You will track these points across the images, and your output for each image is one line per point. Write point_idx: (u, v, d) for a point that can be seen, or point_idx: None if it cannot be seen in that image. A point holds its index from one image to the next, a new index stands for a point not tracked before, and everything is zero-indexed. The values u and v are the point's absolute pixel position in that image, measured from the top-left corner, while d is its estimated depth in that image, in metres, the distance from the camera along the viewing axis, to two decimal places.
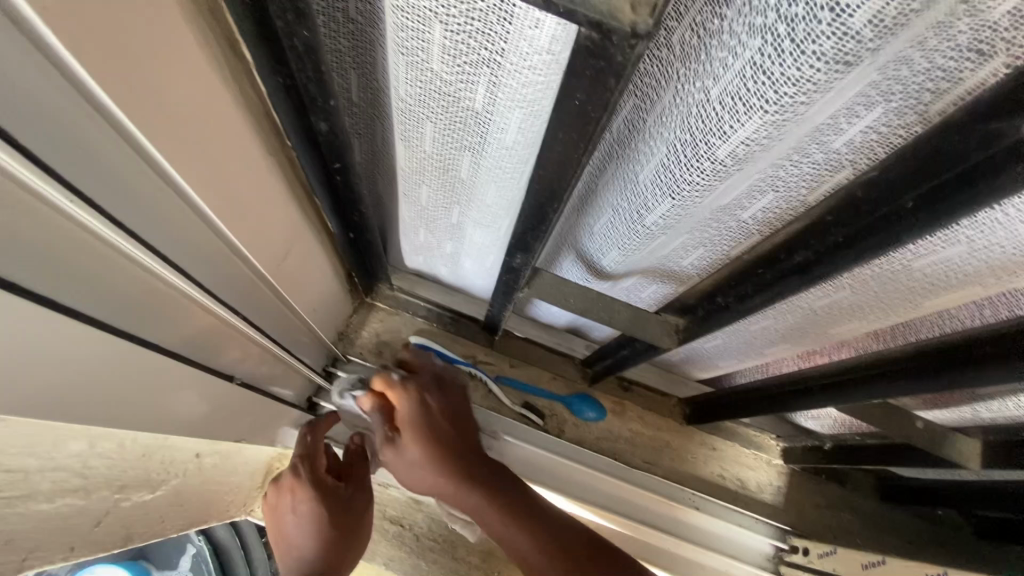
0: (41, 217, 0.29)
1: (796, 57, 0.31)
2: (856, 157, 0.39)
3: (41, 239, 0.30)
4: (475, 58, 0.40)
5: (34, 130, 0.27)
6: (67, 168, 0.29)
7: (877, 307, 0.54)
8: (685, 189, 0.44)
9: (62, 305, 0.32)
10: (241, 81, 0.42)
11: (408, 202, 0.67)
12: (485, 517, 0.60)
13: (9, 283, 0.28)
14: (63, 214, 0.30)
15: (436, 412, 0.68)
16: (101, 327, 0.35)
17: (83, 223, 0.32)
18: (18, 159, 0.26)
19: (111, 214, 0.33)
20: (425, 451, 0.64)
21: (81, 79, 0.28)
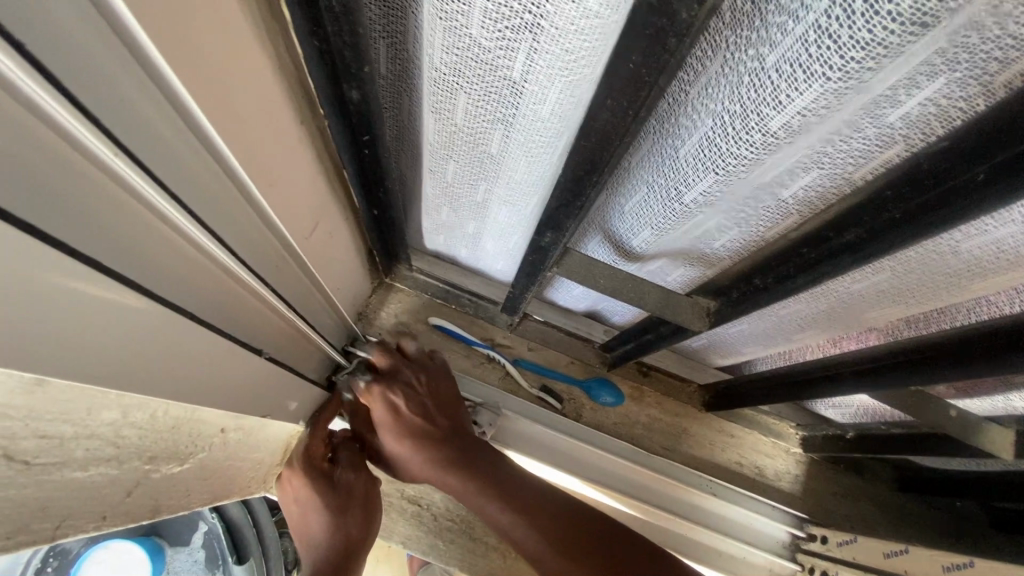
0: (84, 174, 0.28)
1: (868, 18, 0.29)
2: (909, 132, 0.37)
3: (86, 199, 0.29)
4: (517, 23, 0.39)
5: (83, 79, 0.26)
6: (113, 119, 0.28)
7: (915, 291, 0.53)
8: (731, 164, 0.43)
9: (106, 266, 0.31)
10: (277, 45, 0.41)
11: (434, 178, 0.66)
12: (471, 503, 0.65)
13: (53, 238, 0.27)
14: (103, 170, 0.29)
15: (407, 414, 0.69)
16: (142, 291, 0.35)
17: (124, 182, 0.31)
18: (67, 109, 0.25)
19: (154, 172, 0.32)
20: (407, 453, 0.68)
21: (124, 25, 0.27)
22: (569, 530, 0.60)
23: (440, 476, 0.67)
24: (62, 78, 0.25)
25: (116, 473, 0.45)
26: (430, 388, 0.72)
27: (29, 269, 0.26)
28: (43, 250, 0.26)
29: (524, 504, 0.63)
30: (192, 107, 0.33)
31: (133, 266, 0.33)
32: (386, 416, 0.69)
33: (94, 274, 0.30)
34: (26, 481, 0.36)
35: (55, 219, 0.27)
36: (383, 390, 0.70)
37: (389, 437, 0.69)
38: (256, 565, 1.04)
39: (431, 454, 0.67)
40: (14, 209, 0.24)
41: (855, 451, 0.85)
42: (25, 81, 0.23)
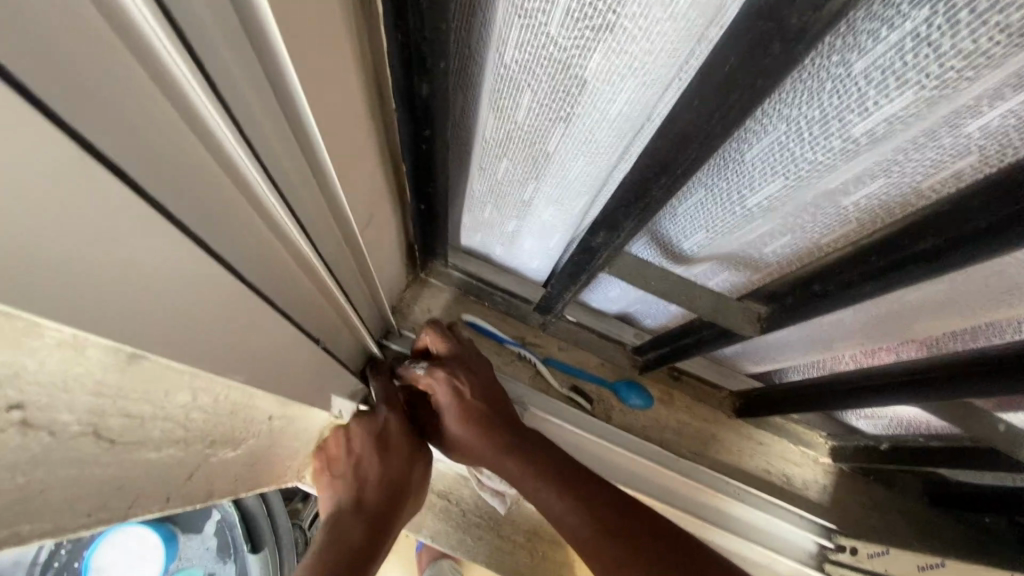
0: (191, 148, 0.29)
1: (973, 28, 0.29)
2: (988, 144, 0.37)
3: (189, 174, 0.30)
4: (598, 23, 0.39)
5: (215, 61, 0.27)
6: (231, 100, 0.30)
7: (972, 303, 0.52)
8: (804, 169, 0.43)
9: (202, 240, 0.33)
10: (360, 36, 0.41)
11: (483, 174, 0.66)
12: (526, 487, 0.66)
13: (166, 211, 0.29)
14: (211, 144, 0.31)
15: (473, 401, 0.70)
16: (227, 266, 0.36)
17: (227, 155, 0.32)
18: (191, 74, 0.26)
19: (255, 150, 0.34)
20: (465, 434, 0.70)
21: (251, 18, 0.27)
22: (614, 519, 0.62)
23: (496, 459, 0.68)
24: (194, 45, 0.25)
25: (182, 456, 0.45)
26: (486, 379, 0.74)
27: (129, 230, 0.26)
28: (142, 210, 0.26)
29: (574, 488, 0.64)
30: (296, 91, 0.33)
31: (214, 229, 0.34)
32: (450, 400, 0.70)
33: (184, 241, 0.30)
34: (108, 460, 0.36)
35: (156, 180, 0.27)
36: (450, 376, 0.70)
37: (454, 420, 0.70)
38: (268, 557, 1.04)
39: (487, 439, 0.68)
40: (119, 159, 0.24)
41: (889, 464, 0.84)
42: (160, 41, 0.23)
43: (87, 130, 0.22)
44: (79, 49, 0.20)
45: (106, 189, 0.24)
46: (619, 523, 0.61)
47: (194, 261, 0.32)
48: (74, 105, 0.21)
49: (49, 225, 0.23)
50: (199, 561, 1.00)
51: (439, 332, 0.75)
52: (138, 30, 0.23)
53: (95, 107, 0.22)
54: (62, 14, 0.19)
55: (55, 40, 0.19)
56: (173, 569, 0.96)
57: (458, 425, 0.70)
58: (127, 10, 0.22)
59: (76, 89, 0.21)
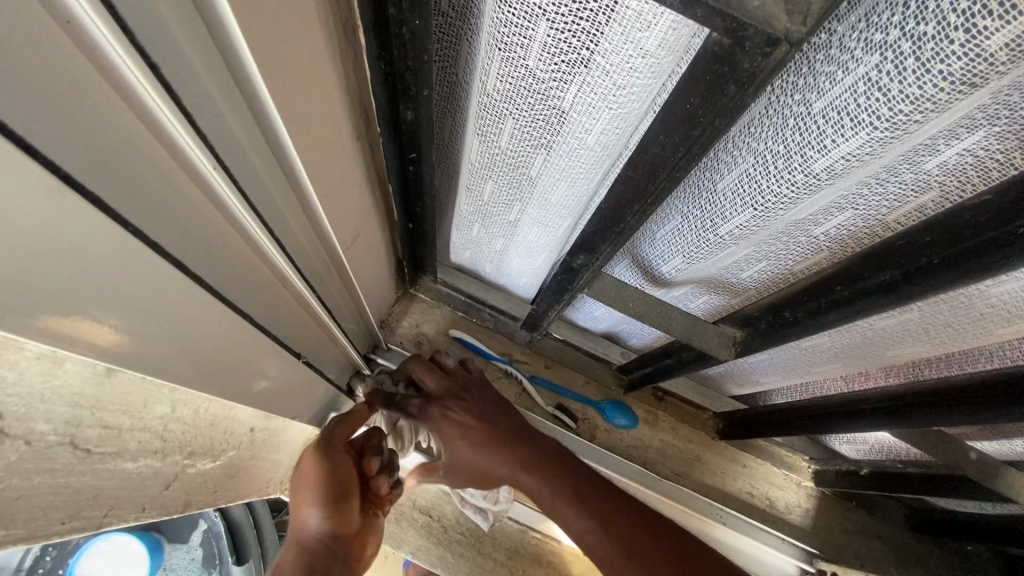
0: (180, 182, 0.31)
1: (919, 75, 0.31)
2: (946, 180, 0.38)
3: (174, 209, 0.31)
4: (573, 58, 0.41)
5: (197, 100, 0.28)
6: (215, 137, 0.31)
7: (938, 332, 0.54)
8: (770, 201, 0.44)
9: (192, 273, 0.34)
10: (346, 65, 0.43)
11: (469, 195, 0.67)
12: (545, 501, 0.65)
13: (155, 245, 0.30)
14: (199, 181, 0.32)
15: (471, 426, 0.69)
16: (215, 294, 0.37)
17: (214, 189, 0.33)
18: (172, 112, 0.27)
19: (239, 184, 0.35)
20: (477, 458, 0.68)
21: (235, 53, 0.29)
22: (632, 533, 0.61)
23: (510, 474, 0.67)
24: (178, 91, 0.26)
25: (159, 466, 0.47)
26: (482, 399, 0.73)
27: (124, 267, 0.28)
28: (132, 245, 0.28)
29: (590, 503, 0.63)
30: (276, 121, 0.34)
31: (201, 259, 0.35)
32: (449, 424, 0.69)
33: (174, 273, 0.32)
34: (84, 469, 0.39)
35: (143, 213, 0.28)
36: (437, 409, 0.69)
37: (455, 446, 0.69)
38: (253, 567, 1.05)
39: (499, 457, 0.67)
40: (114, 204, 0.26)
41: (869, 489, 0.85)
42: (145, 88, 0.25)
43: (74, 167, 0.23)
44: (67, 92, 0.22)
45: (100, 228, 0.26)
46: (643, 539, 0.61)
47: (186, 289, 0.34)
48: (63, 151, 0.22)
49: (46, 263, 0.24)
50: (185, 572, 0.99)
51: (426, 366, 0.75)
52: (122, 75, 0.24)
53: (82, 150, 0.23)
54: (49, 70, 0.21)
55: (45, 83, 0.21)
56: None
57: (466, 451, 0.69)
58: (111, 59, 0.23)
59: (63, 134, 0.22)
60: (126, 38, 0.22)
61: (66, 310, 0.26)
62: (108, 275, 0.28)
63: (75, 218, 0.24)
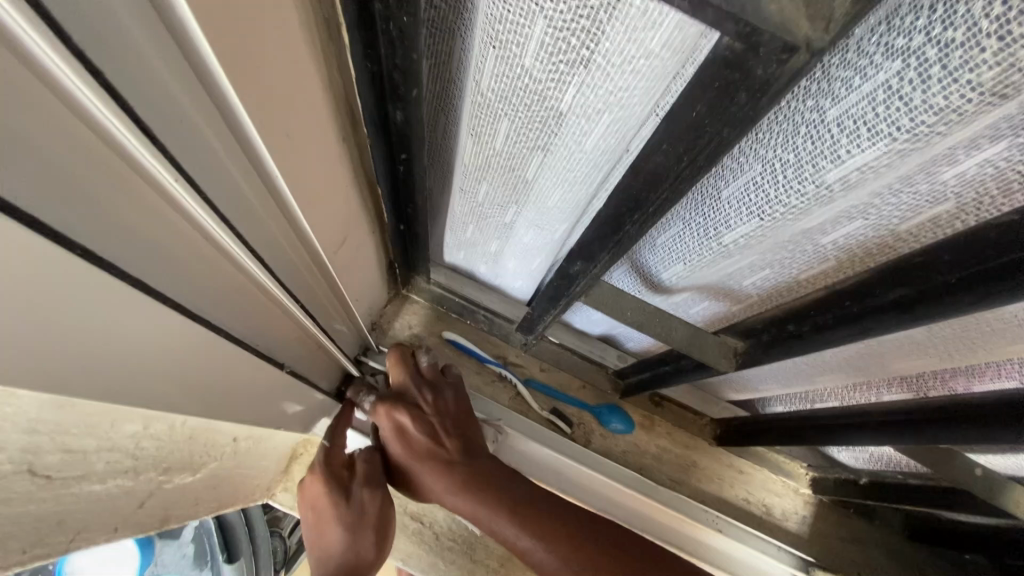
0: (150, 205, 0.28)
1: (944, 84, 0.29)
2: (964, 191, 0.36)
3: (146, 235, 0.28)
4: (571, 58, 0.38)
5: (157, 113, 0.25)
6: (182, 152, 0.28)
7: (946, 347, 0.52)
8: (778, 211, 0.42)
9: (171, 301, 0.32)
10: (330, 64, 0.40)
11: (464, 196, 0.65)
12: (484, 521, 0.62)
13: (128, 275, 0.27)
14: (170, 201, 0.29)
15: (413, 433, 0.68)
16: (195, 319, 0.35)
17: (188, 210, 0.31)
18: (133, 129, 0.24)
19: (213, 200, 0.32)
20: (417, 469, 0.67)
21: (202, 60, 0.26)
22: (594, 562, 0.56)
23: (445, 490, 0.65)
24: (133, 102, 0.24)
25: (129, 485, 0.47)
26: (445, 410, 0.71)
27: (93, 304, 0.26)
28: (104, 279, 0.25)
29: (532, 513, 0.60)
30: (249, 128, 0.32)
31: (178, 282, 0.32)
32: (396, 434, 0.69)
33: (151, 300, 0.29)
34: (46, 495, 0.38)
35: (113, 244, 0.26)
36: (385, 410, 0.69)
37: (398, 451, 0.68)
38: (245, 565, 1.03)
39: (438, 471, 0.65)
40: (75, 235, 0.23)
41: (872, 500, 0.84)
42: (93, 103, 0.22)
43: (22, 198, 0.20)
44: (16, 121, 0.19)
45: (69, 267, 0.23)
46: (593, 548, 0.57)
47: (162, 318, 0.31)
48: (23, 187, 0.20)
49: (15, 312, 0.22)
50: (176, 567, 0.98)
51: (399, 362, 0.73)
52: (72, 92, 0.21)
53: (34, 178, 0.21)
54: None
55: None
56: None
57: (407, 458, 0.68)
58: (57, 75, 0.20)
59: (19, 153, 0.20)
60: (69, 53, 0.20)
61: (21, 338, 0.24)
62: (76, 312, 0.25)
63: None
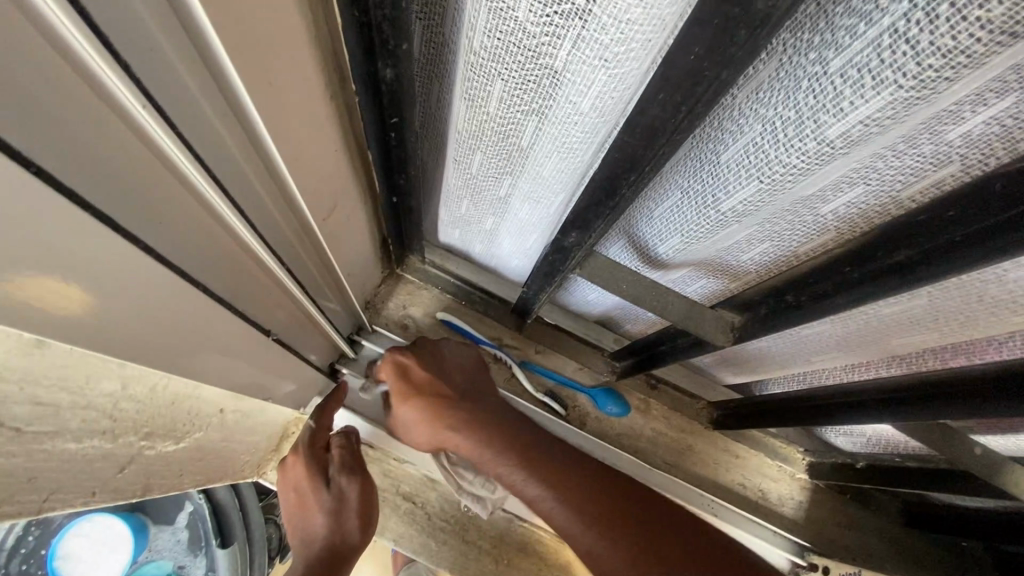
0: (122, 141, 0.27)
1: (953, 24, 0.27)
2: (969, 152, 0.35)
3: (116, 170, 0.27)
4: (567, 8, 0.37)
5: (130, 43, 0.24)
6: (157, 88, 0.27)
7: (949, 321, 0.51)
8: (778, 172, 0.41)
9: (139, 242, 0.31)
10: (316, 14, 0.39)
11: (458, 167, 0.63)
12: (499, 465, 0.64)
13: (87, 205, 0.26)
14: (146, 141, 0.28)
15: (421, 377, 0.72)
16: (168, 267, 0.34)
17: (165, 153, 0.30)
18: (102, 56, 0.23)
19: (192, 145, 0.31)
20: (428, 414, 0.71)
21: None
22: (613, 515, 0.57)
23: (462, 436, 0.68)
24: (98, 20, 0.22)
25: (107, 447, 0.46)
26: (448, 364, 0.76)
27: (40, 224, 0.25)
28: (51, 198, 0.24)
29: (553, 466, 0.62)
30: (231, 72, 0.30)
31: (147, 224, 0.31)
32: (402, 380, 0.72)
33: (112, 236, 0.28)
34: (17, 450, 0.37)
35: (76, 172, 0.25)
36: (392, 354, 0.73)
37: (407, 397, 0.72)
38: (238, 551, 1.02)
39: (451, 415, 0.69)
40: (26, 150, 0.22)
41: (866, 483, 0.83)
42: (60, 20, 0.21)
43: None
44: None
45: (14, 181, 0.22)
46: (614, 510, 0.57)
47: (127, 257, 0.30)
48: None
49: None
50: (169, 553, 0.99)
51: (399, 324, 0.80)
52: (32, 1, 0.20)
53: None
54: None
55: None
56: (141, 561, 0.97)
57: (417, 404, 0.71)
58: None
59: None
60: None
61: None
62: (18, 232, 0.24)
63: None
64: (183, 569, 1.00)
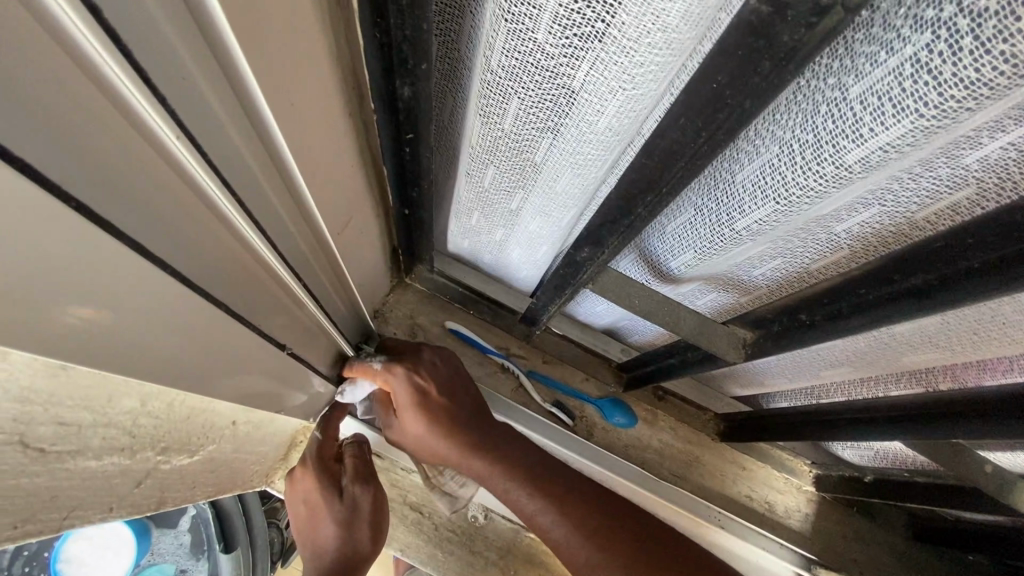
0: (148, 164, 0.27)
1: (976, 56, 0.28)
2: (986, 176, 0.35)
3: (146, 194, 0.27)
4: (587, 31, 0.37)
5: (161, 66, 0.25)
6: (185, 111, 0.27)
7: (962, 341, 0.51)
8: (795, 194, 0.41)
9: (171, 268, 0.31)
10: (337, 35, 0.39)
11: (470, 180, 0.64)
12: (502, 488, 0.62)
13: (122, 234, 0.26)
14: (173, 162, 0.29)
15: (434, 396, 0.67)
16: (195, 289, 0.34)
17: (190, 175, 0.30)
18: (131, 78, 0.23)
19: (217, 166, 0.31)
20: (431, 433, 0.66)
21: (211, 17, 0.25)
22: (622, 550, 0.56)
23: (465, 457, 0.64)
24: (132, 47, 0.22)
25: (125, 463, 0.46)
26: (453, 376, 0.71)
27: (83, 261, 0.25)
28: (91, 233, 0.24)
29: (558, 493, 0.60)
30: (253, 88, 0.30)
31: (175, 250, 0.31)
32: (415, 399, 0.66)
33: (144, 263, 0.28)
34: (40, 470, 0.37)
35: (109, 202, 0.25)
36: (405, 370, 0.67)
37: (413, 416, 0.66)
38: (240, 557, 1.01)
39: (454, 434, 0.65)
40: (62, 183, 0.22)
41: (874, 498, 0.83)
42: (90, 42, 0.21)
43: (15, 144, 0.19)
44: (8, 58, 0.18)
45: (53, 217, 0.22)
46: (623, 534, 0.58)
47: (156, 286, 0.30)
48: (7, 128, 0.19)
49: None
50: (172, 557, 0.98)
51: None
52: (65, 28, 0.20)
53: (27, 122, 0.20)
54: None
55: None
56: (143, 565, 0.95)
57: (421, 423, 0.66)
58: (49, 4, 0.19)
59: (10, 84, 0.19)
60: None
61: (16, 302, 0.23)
62: (62, 272, 0.24)
63: (29, 214, 0.21)
64: (184, 573, 0.99)
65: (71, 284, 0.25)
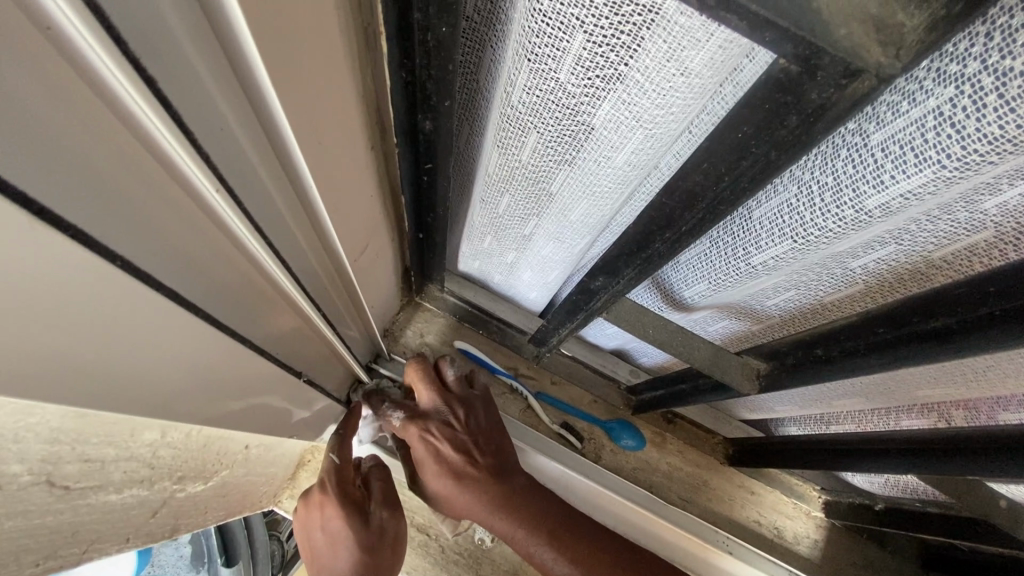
0: (185, 214, 0.28)
1: (1000, 113, 0.28)
2: (1005, 221, 0.35)
3: (183, 242, 0.28)
4: (608, 73, 0.38)
5: (202, 121, 0.25)
6: (222, 161, 0.28)
7: (977, 379, 0.51)
8: (812, 234, 0.41)
9: (201, 310, 0.32)
10: (365, 73, 0.40)
11: (484, 207, 0.64)
12: (523, 548, 0.64)
13: (158, 283, 0.27)
14: (210, 211, 0.29)
15: (450, 458, 0.66)
16: (222, 327, 0.35)
17: (223, 221, 0.31)
18: (178, 141, 0.24)
19: (248, 210, 0.32)
20: (449, 494, 0.66)
21: (251, 72, 0.26)
22: None
23: (485, 517, 0.65)
24: (179, 110, 0.23)
25: (145, 494, 0.48)
26: (473, 428, 0.70)
27: (120, 310, 0.25)
28: (128, 283, 0.25)
29: (578, 554, 0.62)
30: (285, 134, 0.31)
31: (204, 290, 0.32)
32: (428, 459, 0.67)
33: (176, 306, 0.29)
34: (63, 507, 0.39)
35: (148, 252, 0.26)
36: (420, 434, 0.66)
37: (430, 477, 0.67)
38: (244, 568, 1.02)
39: (474, 497, 0.65)
40: (106, 239, 0.23)
41: (887, 526, 0.83)
42: (145, 113, 0.21)
43: (62, 207, 0.20)
44: (66, 132, 0.19)
45: (97, 271, 0.22)
46: None
47: (185, 327, 0.31)
48: (61, 196, 0.19)
49: (31, 320, 0.22)
50: (173, 569, 0.96)
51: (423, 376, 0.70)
52: (124, 101, 0.21)
53: (73, 185, 0.20)
54: (46, 100, 0.18)
55: (40, 122, 0.18)
56: None
57: (440, 484, 0.67)
58: (108, 80, 0.20)
59: (61, 154, 0.19)
60: (132, 69, 0.20)
61: (51, 352, 0.24)
62: (100, 319, 0.25)
63: (71, 270, 0.22)
64: None
65: (106, 330, 0.25)
